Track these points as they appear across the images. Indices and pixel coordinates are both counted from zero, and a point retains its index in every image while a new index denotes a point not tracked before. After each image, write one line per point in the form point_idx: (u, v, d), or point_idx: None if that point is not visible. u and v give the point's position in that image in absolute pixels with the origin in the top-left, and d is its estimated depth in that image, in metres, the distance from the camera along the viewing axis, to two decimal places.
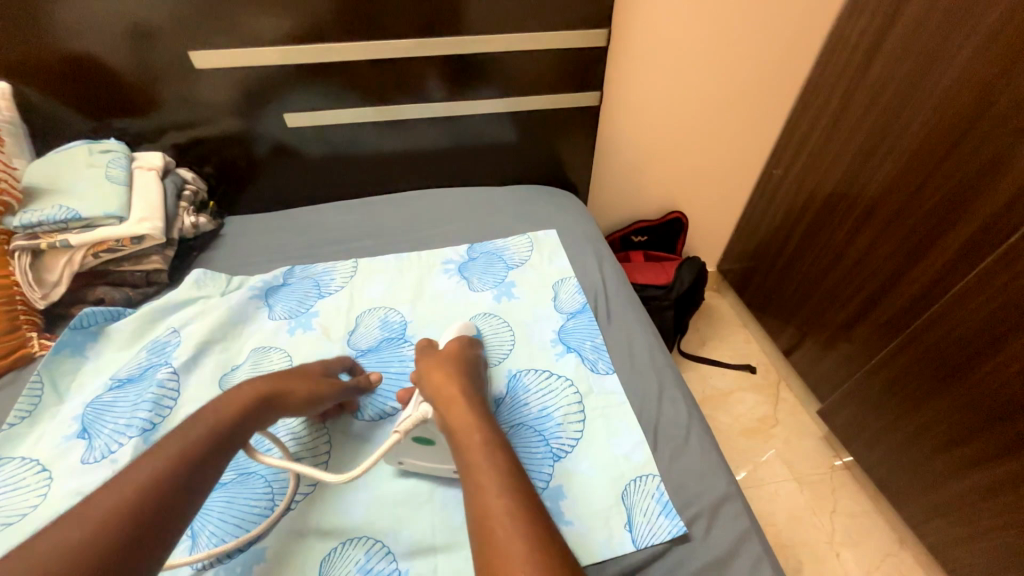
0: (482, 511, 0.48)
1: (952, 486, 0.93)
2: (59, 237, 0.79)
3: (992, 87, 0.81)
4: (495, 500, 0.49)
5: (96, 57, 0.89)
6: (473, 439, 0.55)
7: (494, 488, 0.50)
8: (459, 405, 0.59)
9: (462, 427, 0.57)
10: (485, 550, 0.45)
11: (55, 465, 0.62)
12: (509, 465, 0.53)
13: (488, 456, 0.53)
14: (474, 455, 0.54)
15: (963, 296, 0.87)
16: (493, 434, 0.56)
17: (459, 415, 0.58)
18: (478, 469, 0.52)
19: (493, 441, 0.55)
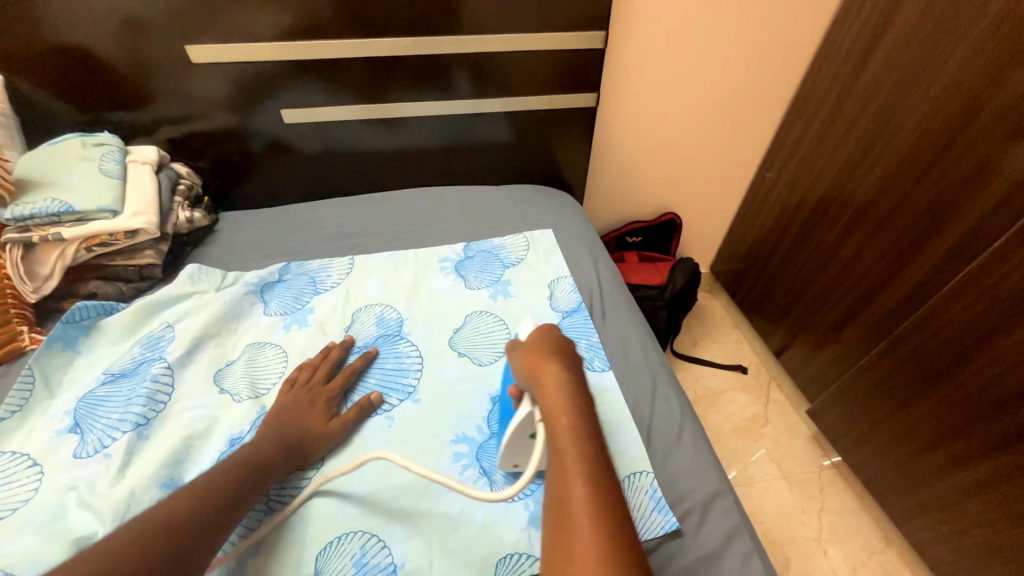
0: (562, 497, 0.49)
1: (937, 485, 0.95)
2: (52, 230, 0.79)
3: (980, 94, 0.83)
4: (576, 490, 0.48)
5: (90, 49, 0.89)
6: (559, 423, 0.54)
7: (578, 478, 0.49)
8: (554, 385, 0.58)
9: (553, 409, 0.56)
10: (559, 535, 0.46)
11: (46, 459, 0.62)
12: (591, 453, 0.52)
13: (574, 441, 0.52)
14: (561, 439, 0.53)
15: (950, 298, 0.89)
16: (584, 417, 0.55)
17: (551, 395, 0.57)
18: (563, 454, 0.52)
19: (581, 425, 0.54)
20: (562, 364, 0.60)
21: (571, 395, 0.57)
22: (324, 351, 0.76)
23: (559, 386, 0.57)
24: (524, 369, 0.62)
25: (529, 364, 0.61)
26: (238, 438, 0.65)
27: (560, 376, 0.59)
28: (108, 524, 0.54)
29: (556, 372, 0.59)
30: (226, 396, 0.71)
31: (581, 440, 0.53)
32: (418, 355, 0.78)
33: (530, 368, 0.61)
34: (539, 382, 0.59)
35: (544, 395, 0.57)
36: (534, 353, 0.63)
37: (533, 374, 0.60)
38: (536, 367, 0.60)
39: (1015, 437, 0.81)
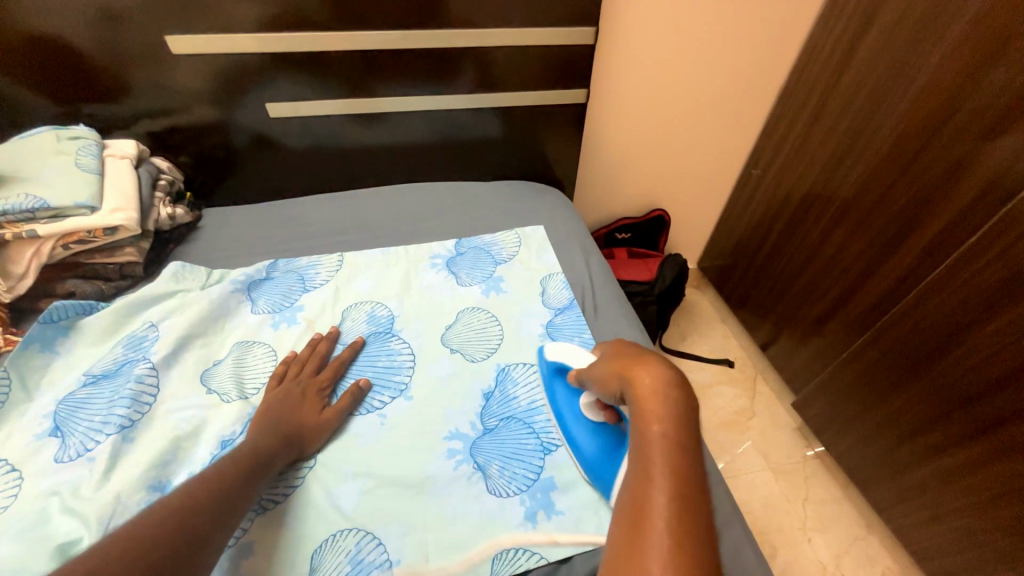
0: (639, 504, 0.40)
1: (916, 473, 0.99)
2: (26, 227, 0.76)
3: (958, 93, 0.85)
4: (658, 499, 0.39)
5: (63, 38, 0.85)
6: (649, 425, 0.45)
7: (663, 487, 0.40)
8: (649, 386, 0.48)
9: (645, 409, 0.47)
10: (627, 545, 0.37)
11: (27, 464, 0.59)
12: (682, 463, 0.42)
13: (667, 447, 0.43)
14: (650, 442, 0.44)
15: (930, 291, 0.91)
16: (683, 424, 0.45)
17: (646, 395, 0.48)
18: (650, 457, 0.43)
19: (678, 432, 0.44)
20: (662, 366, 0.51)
21: (671, 397, 0.47)
22: (311, 344, 0.76)
23: (658, 388, 0.48)
24: (615, 373, 0.54)
25: (621, 366, 0.54)
26: (228, 438, 0.64)
27: (661, 376, 0.49)
28: (93, 529, 0.53)
29: (655, 373, 0.50)
30: (214, 395, 0.69)
31: (674, 448, 0.43)
32: (410, 352, 0.78)
33: (621, 371, 0.53)
34: (633, 385, 0.50)
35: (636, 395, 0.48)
36: (628, 356, 0.55)
37: (627, 375, 0.52)
38: (628, 368, 0.52)
39: (991, 424, 0.84)
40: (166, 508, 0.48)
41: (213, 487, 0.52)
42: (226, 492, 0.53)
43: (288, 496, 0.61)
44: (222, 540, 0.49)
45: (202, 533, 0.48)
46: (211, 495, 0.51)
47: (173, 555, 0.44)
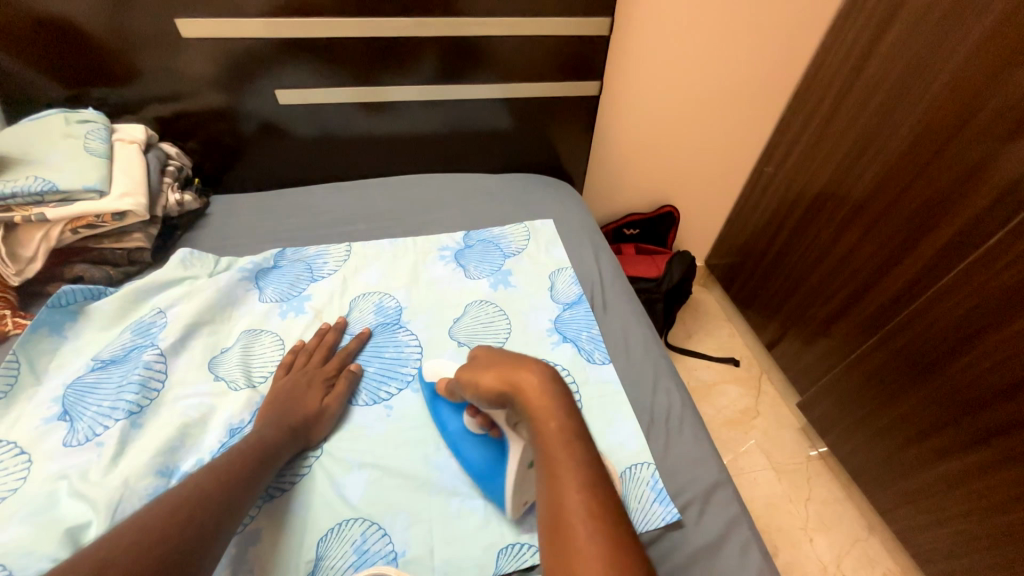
0: (558, 508, 0.43)
1: (921, 477, 0.98)
2: (35, 210, 0.76)
3: (980, 93, 0.83)
4: (573, 497, 0.43)
5: (72, 20, 0.84)
6: (547, 427, 0.48)
7: (572, 484, 0.44)
8: (536, 388, 0.51)
9: (540, 413, 0.49)
10: (557, 550, 0.41)
11: (35, 447, 0.60)
12: (579, 454, 0.46)
13: (564, 444, 0.47)
14: (550, 444, 0.47)
15: (942, 294, 0.90)
16: (573, 415, 0.49)
17: (532, 398, 0.50)
18: (554, 460, 0.46)
19: (569, 423, 0.48)
20: (539, 362, 0.54)
21: (556, 394, 0.50)
22: (319, 335, 0.76)
23: (542, 387, 0.51)
24: (496, 380, 0.54)
25: (499, 372, 0.54)
26: (237, 427, 0.64)
27: (541, 376, 0.52)
28: (102, 514, 0.53)
29: (536, 373, 0.52)
30: (222, 383, 0.69)
31: (570, 444, 0.47)
32: (418, 344, 0.77)
33: (502, 378, 0.53)
34: (519, 390, 0.52)
35: (526, 399, 0.50)
36: (502, 360, 0.55)
37: (510, 381, 0.53)
38: (510, 371, 0.53)
39: (1000, 430, 0.83)
40: (173, 500, 0.48)
41: (219, 477, 0.52)
42: (233, 482, 0.53)
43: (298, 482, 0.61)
44: (231, 531, 0.50)
45: (210, 524, 0.48)
46: (218, 486, 0.51)
47: (181, 547, 0.45)
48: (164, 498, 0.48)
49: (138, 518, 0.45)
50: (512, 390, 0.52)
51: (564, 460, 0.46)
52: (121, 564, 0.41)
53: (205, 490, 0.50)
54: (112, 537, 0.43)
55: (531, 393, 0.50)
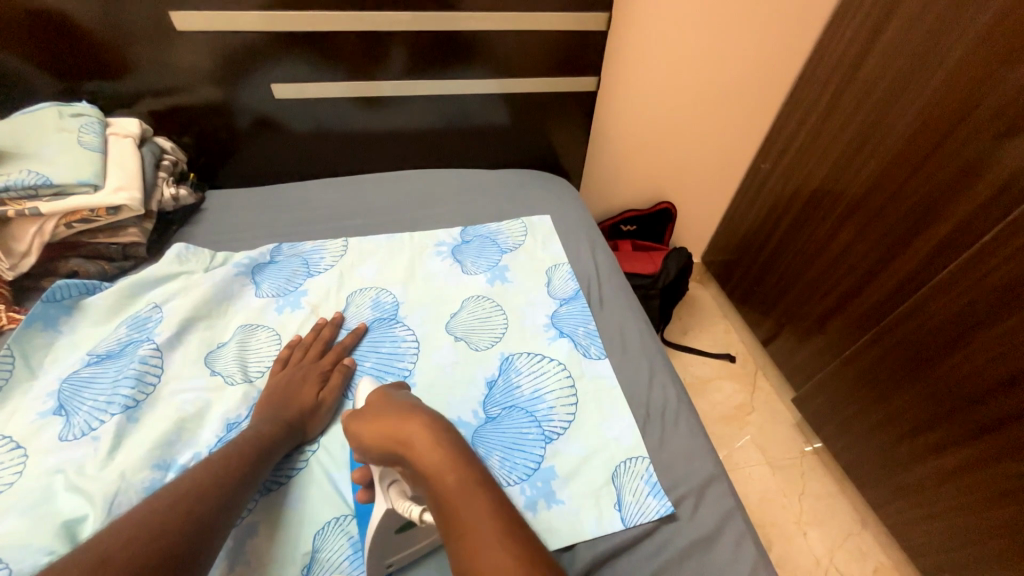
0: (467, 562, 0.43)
1: (914, 471, 0.99)
2: (29, 205, 0.75)
3: (976, 91, 0.83)
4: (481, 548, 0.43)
5: (64, 12, 0.83)
6: (446, 480, 0.48)
7: (481, 531, 0.44)
8: (427, 441, 0.51)
9: (436, 466, 0.49)
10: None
11: (31, 442, 0.59)
12: (486, 499, 0.47)
13: (463, 493, 0.47)
14: (450, 497, 0.47)
15: (937, 290, 0.91)
16: (468, 461, 0.50)
17: (424, 455, 0.50)
18: (455, 513, 0.46)
19: (466, 471, 0.49)
20: (429, 415, 0.54)
21: (447, 446, 0.51)
22: (315, 330, 0.75)
23: (433, 438, 0.51)
24: (385, 438, 0.53)
25: (385, 431, 0.54)
26: (234, 421, 0.64)
27: (430, 427, 0.53)
28: (98, 508, 0.53)
29: (426, 425, 0.53)
30: (218, 377, 0.69)
31: (473, 490, 0.47)
32: (414, 339, 0.77)
33: (393, 434, 0.53)
34: (408, 448, 0.51)
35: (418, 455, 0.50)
36: (389, 416, 0.55)
37: (398, 438, 0.52)
38: (398, 428, 0.53)
39: (992, 425, 0.84)
40: (172, 495, 0.48)
41: (216, 471, 0.52)
42: (230, 477, 0.53)
43: (295, 477, 0.61)
44: (229, 524, 0.50)
45: (208, 517, 0.48)
46: (217, 480, 0.52)
47: (181, 541, 0.45)
48: (163, 494, 0.48)
49: (135, 513, 0.45)
50: (402, 447, 0.51)
51: (471, 508, 0.46)
52: (119, 559, 0.41)
53: (203, 485, 0.50)
54: (111, 532, 0.43)
55: (422, 448, 0.50)
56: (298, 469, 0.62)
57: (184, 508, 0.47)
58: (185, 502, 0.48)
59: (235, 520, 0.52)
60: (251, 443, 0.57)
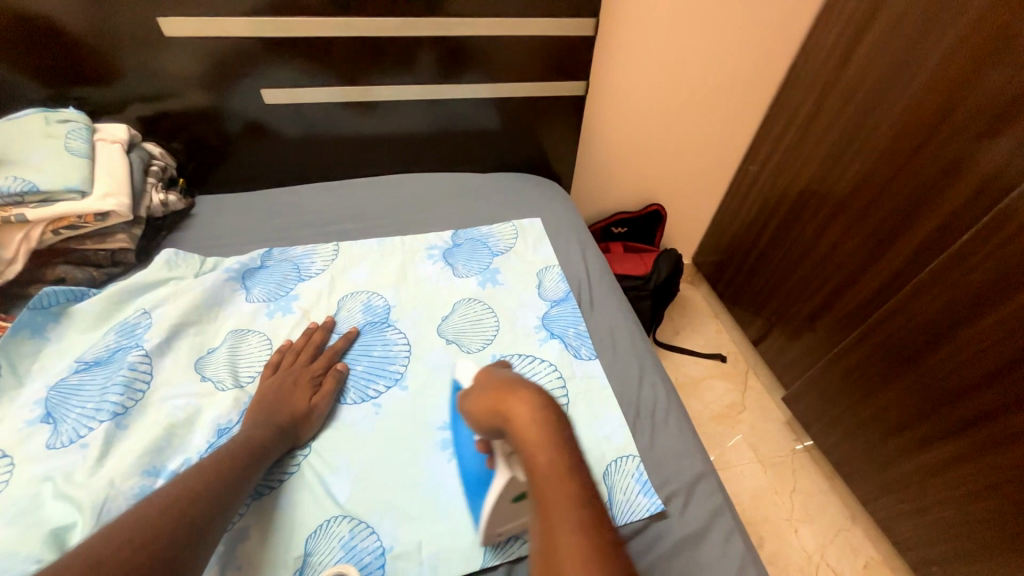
0: (549, 539, 0.45)
1: (901, 466, 1.00)
2: (15, 211, 0.75)
3: (954, 93, 0.85)
4: (561, 532, 0.44)
5: (51, 18, 0.83)
6: (538, 462, 0.50)
7: (564, 511, 0.46)
8: (527, 418, 0.53)
9: (531, 444, 0.51)
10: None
11: (17, 450, 0.59)
12: (572, 481, 0.48)
13: (552, 475, 0.48)
14: (540, 477, 0.49)
15: (919, 288, 0.93)
16: (562, 446, 0.51)
17: (524, 429, 0.53)
18: (545, 489, 0.48)
19: (559, 453, 0.50)
20: (531, 392, 0.56)
21: (546, 425, 0.52)
22: (306, 334, 0.76)
23: (532, 417, 0.53)
24: (491, 408, 0.57)
25: (491, 403, 0.57)
26: (225, 427, 0.64)
27: (529, 404, 0.55)
28: (87, 515, 0.52)
29: (527, 403, 0.55)
30: (209, 383, 0.69)
31: (562, 476, 0.48)
32: (407, 342, 0.78)
33: (496, 406, 0.57)
34: (509, 420, 0.54)
35: (516, 428, 0.53)
36: (495, 390, 0.59)
37: (501, 410, 0.56)
38: (500, 402, 0.57)
39: (975, 420, 0.86)
40: (164, 500, 0.48)
41: (209, 475, 0.52)
42: (222, 481, 0.53)
43: (286, 481, 0.61)
44: (222, 528, 0.50)
45: (201, 520, 0.48)
46: (209, 485, 0.52)
47: (174, 545, 0.45)
48: (155, 499, 0.48)
49: (126, 517, 0.45)
50: (504, 418, 0.55)
51: (558, 495, 0.47)
52: (112, 563, 0.41)
53: (196, 489, 0.50)
54: (102, 537, 0.43)
55: (521, 422, 0.53)
56: (289, 473, 0.62)
57: (176, 512, 0.47)
58: (178, 506, 0.48)
59: (227, 525, 0.52)
60: (243, 448, 0.57)
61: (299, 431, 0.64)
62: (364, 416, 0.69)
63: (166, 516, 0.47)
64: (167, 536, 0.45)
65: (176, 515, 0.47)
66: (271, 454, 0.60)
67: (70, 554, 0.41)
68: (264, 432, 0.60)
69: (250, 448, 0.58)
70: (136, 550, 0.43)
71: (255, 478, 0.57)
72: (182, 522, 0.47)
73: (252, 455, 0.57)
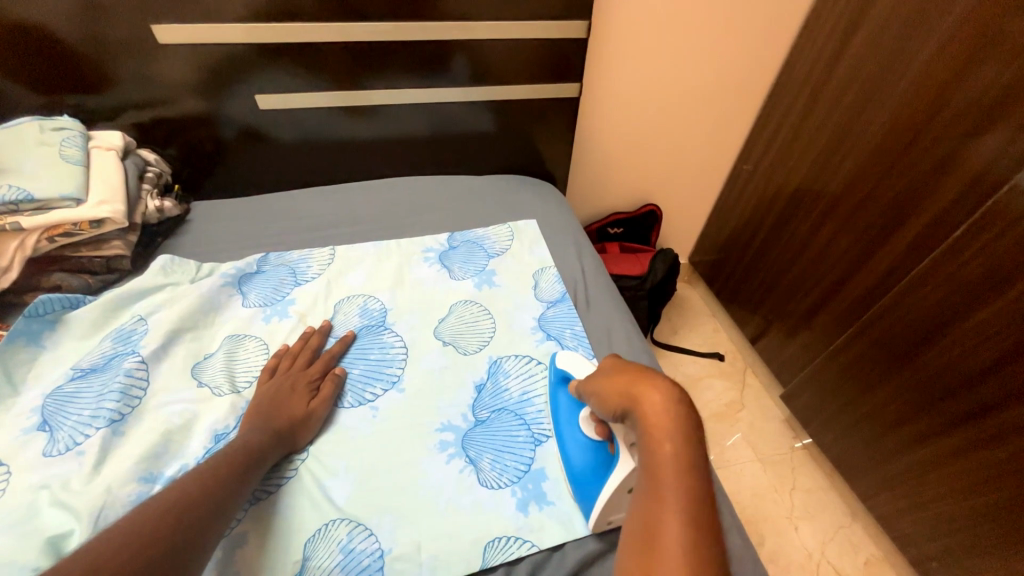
0: (654, 534, 0.40)
1: (900, 462, 1.01)
2: (10, 219, 0.75)
3: (944, 90, 0.86)
4: (673, 529, 0.40)
5: (45, 26, 0.83)
6: (660, 453, 0.45)
7: (676, 513, 0.41)
8: (658, 407, 0.48)
9: (656, 433, 0.46)
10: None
11: (14, 458, 0.59)
12: (694, 489, 0.43)
13: (677, 473, 0.43)
14: (661, 470, 0.44)
15: (913, 284, 0.93)
16: (692, 448, 0.45)
17: (654, 417, 0.48)
18: (663, 484, 0.43)
19: (688, 454, 0.45)
20: (665, 385, 0.51)
21: (679, 423, 0.47)
22: (303, 338, 0.76)
23: (665, 411, 0.48)
24: (619, 387, 0.53)
25: (622, 386, 0.53)
26: (222, 432, 0.64)
27: (665, 394, 0.49)
28: (84, 522, 0.52)
29: (661, 394, 0.49)
30: (205, 389, 0.69)
31: (686, 477, 0.43)
32: (403, 345, 0.78)
33: (626, 386, 0.53)
34: (637, 403, 0.50)
35: (644, 412, 0.48)
36: (628, 373, 0.54)
37: (630, 392, 0.52)
38: (632, 385, 0.52)
39: (972, 414, 0.86)
40: (163, 505, 0.48)
41: (207, 480, 0.52)
42: (220, 486, 0.53)
43: (283, 486, 0.61)
44: (220, 532, 0.50)
45: (199, 525, 0.48)
46: (207, 490, 0.51)
47: (172, 549, 0.45)
48: (152, 504, 0.48)
49: (124, 522, 0.45)
50: (630, 401, 0.51)
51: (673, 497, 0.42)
52: (111, 567, 0.41)
53: (194, 494, 0.50)
54: (99, 542, 0.43)
55: (650, 411, 0.48)
56: (287, 478, 0.62)
57: (174, 517, 0.47)
58: (176, 510, 0.48)
59: (225, 530, 0.52)
60: (241, 452, 0.57)
61: (296, 435, 0.64)
62: (361, 419, 0.69)
63: (164, 521, 0.47)
64: (165, 541, 0.45)
65: (174, 520, 0.47)
66: (269, 458, 0.60)
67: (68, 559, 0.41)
68: (261, 437, 0.60)
69: (248, 452, 0.58)
70: (134, 555, 0.43)
71: (253, 483, 0.57)
72: (180, 527, 0.47)
73: (249, 459, 0.57)
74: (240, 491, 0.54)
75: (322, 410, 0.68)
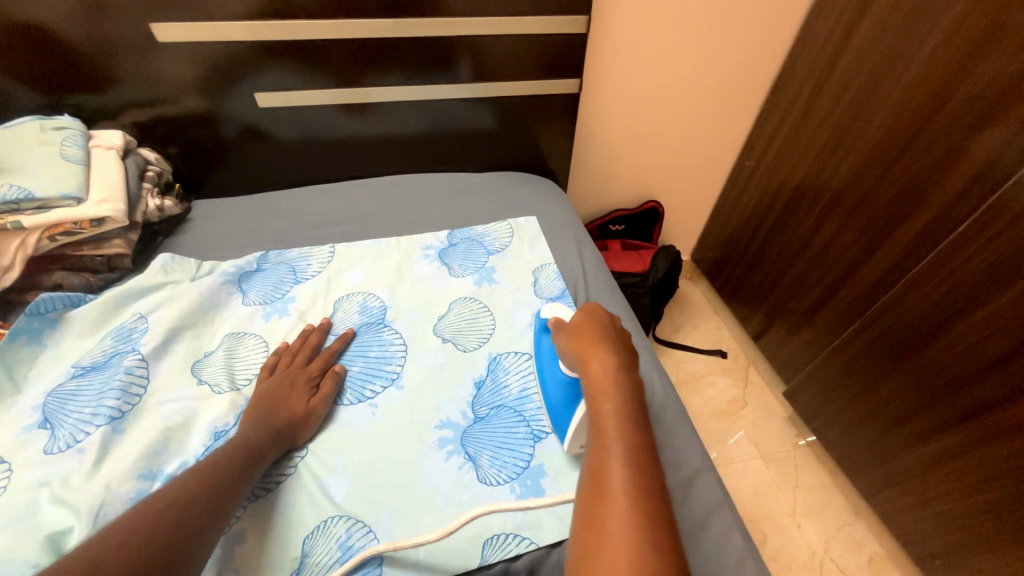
0: (599, 474, 0.44)
1: (903, 459, 1.00)
2: (11, 218, 0.75)
3: (948, 83, 0.85)
4: (613, 466, 0.44)
5: (45, 26, 0.83)
6: (605, 407, 0.50)
7: (616, 453, 0.45)
8: (601, 371, 0.54)
9: (598, 390, 0.52)
10: (594, 510, 0.42)
11: (15, 455, 0.59)
12: (634, 433, 0.47)
13: (618, 422, 0.48)
14: (603, 418, 0.49)
15: (918, 280, 0.92)
16: (631, 401, 0.51)
17: (598, 380, 0.53)
18: (604, 432, 0.48)
19: (626, 406, 0.50)
20: (611, 350, 0.57)
21: (621, 380, 0.53)
22: (302, 335, 0.76)
23: (608, 371, 0.54)
24: (574, 355, 0.59)
25: (575, 352, 0.59)
26: (221, 430, 0.64)
27: (609, 358, 0.55)
28: (83, 520, 0.52)
29: (605, 359, 0.55)
30: (205, 387, 0.69)
31: (625, 423, 0.48)
32: (403, 342, 0.78)
33: (577, 351, 0.58)
34: (586, 369, 0.56)
35: (590, 376, 0.54)
36: (580, 339, 0.60)
37: (580, 359, 0.57)
38: (583, 353, 0.58)
39: (976, 411, 0.85)
40: (161, 502, 0.48)
41: (206, 476, 0.52)
42: (219, 482, 0.53)
43: (283, 482, 0.61)
44: (220, 529, 0.50)
45: (199, 521, 0.48)
46: (206, 486, 0.52)
47: (171, 546, 0.45)
48: (151, 501, 0.48)
49: (123, 518, 0.46)
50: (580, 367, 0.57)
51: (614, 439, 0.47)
52: (111, 564, 0.41)
53: (194, 490, 0.51)
54: (98, 537, 0.43)
55: (596, 373, 0.54)
56: (286, 474, 0.62)
57: (174, 514, 0.47)
58: (175, 507, 0.48)
59: (224, 527, 0.52)
60: (240, 449, 0.57)
61: (294, 433, 0.64)
62: (360, 417, 0.69)
63: (167, 516, 0.47)
64: (166, 537, 0.45)
65: (172, 517, 0.47)
66: (268, 455, 0.60)
67: (69, 555, 0.41)
68: (260, 435, 0.60)
69: (246, 450, 0.58)
70: (134, 549, 0.43)
71: (252, 479, 0.57)
72: (180, 523, 0.47)
73: (250, 456, 0.58)
74: (239, 487, 0.54)
75: (322, 407, 0.67)
